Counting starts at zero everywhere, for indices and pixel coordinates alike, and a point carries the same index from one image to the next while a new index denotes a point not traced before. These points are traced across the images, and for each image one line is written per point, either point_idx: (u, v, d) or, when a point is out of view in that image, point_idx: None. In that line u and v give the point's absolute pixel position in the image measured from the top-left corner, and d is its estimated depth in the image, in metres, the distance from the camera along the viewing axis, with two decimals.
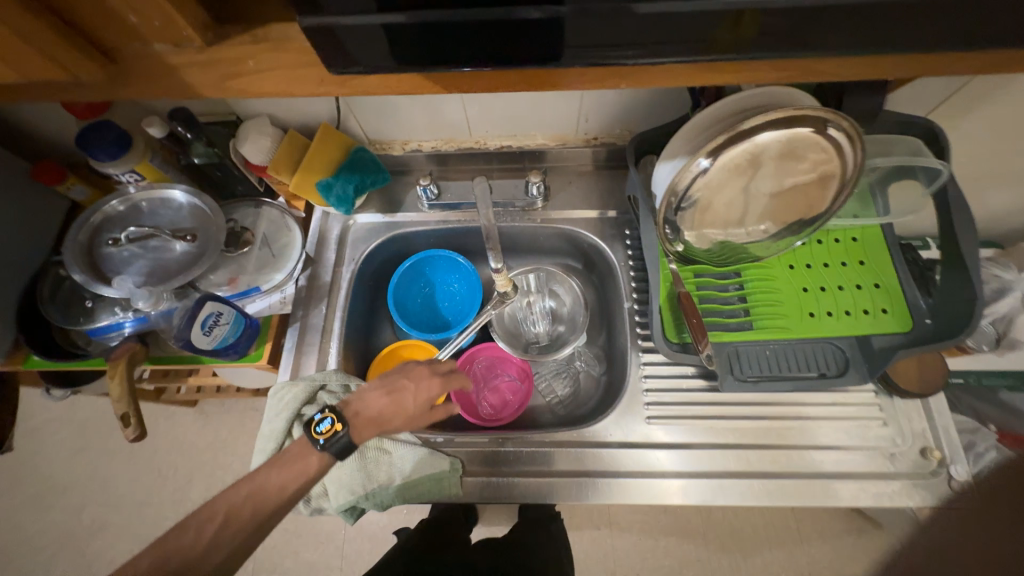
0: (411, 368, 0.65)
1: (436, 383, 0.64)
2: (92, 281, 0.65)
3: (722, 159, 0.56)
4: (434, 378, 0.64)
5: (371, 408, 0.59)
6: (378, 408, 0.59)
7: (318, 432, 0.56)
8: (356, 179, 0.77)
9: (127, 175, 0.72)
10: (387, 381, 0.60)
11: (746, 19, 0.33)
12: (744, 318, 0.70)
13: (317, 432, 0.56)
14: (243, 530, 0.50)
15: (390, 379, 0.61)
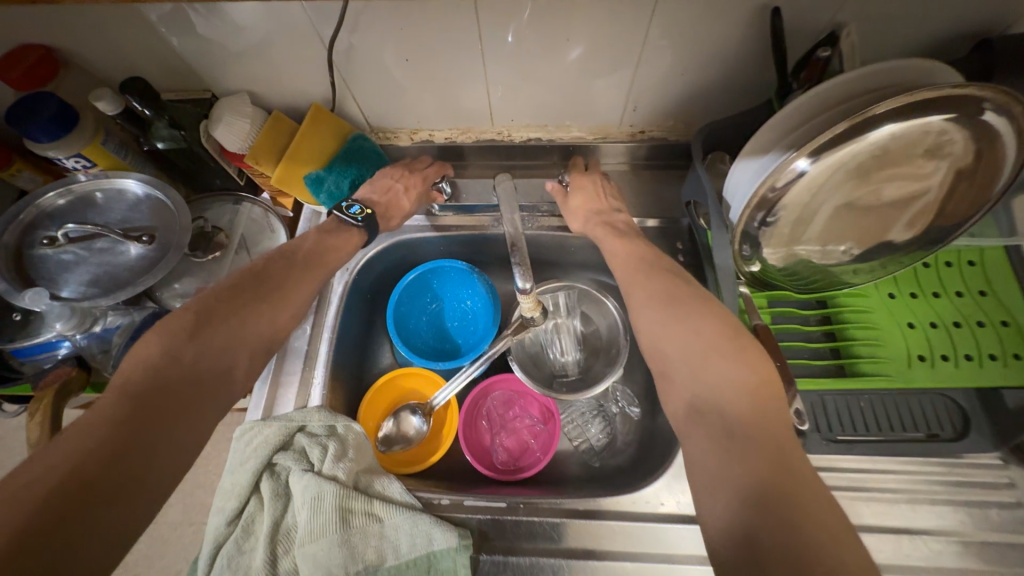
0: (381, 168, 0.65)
1: (412, 178, 0.66)
2: (13, 291, 0.52)
3: (827, 159, 0.42)
4: (411, 175, 0.66)
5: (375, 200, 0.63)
6: (388, 188, 0.64)
7: (352, 212, 0.60)
8: (352, 173, 0.63)
9: (73, 161, 0.59)
10: (376, 183, 0.63)
11: None
12: (831, 360, 0.56)
13: (351, 213, 0.60)
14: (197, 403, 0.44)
15: (376, 180, 0.63)
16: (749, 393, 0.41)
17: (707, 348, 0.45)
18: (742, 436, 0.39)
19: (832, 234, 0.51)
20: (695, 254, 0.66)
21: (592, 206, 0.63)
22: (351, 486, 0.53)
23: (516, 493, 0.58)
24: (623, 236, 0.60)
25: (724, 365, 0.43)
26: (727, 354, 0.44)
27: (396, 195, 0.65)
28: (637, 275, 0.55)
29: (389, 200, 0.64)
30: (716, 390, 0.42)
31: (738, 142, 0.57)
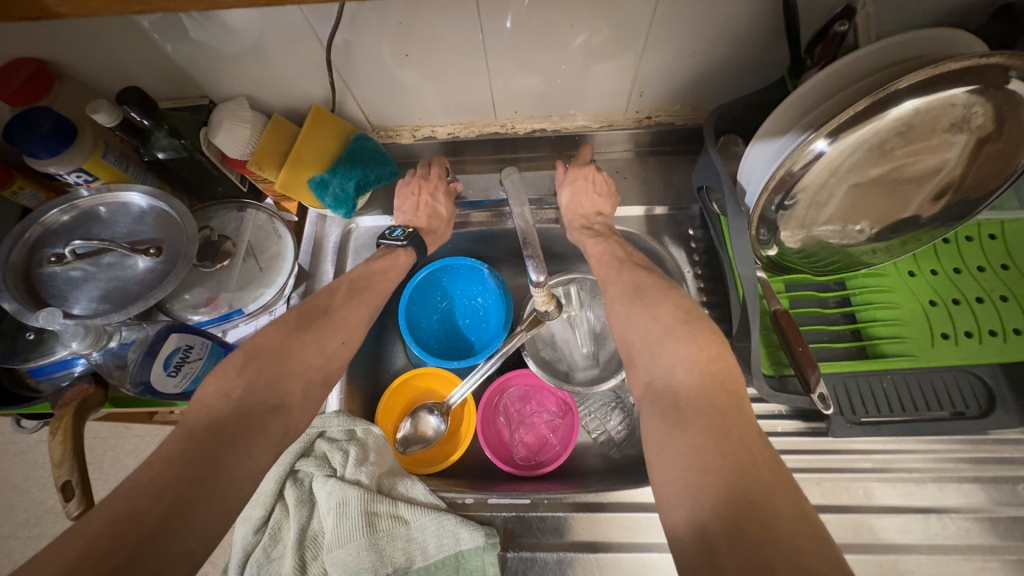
0: (402, 185, 0.66)
1: (427, 184, 0.65)
2: (25, 311, 0.52)
3: (848, 138, 0.41)
4: (423, 181, 0.65)
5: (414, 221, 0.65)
6: (424, 205, 0.65)
7: (396, 235, 0.62)
8: (357, 174, 0.62)
9: (74, 176, 0.59)
10: (407, 207, 0.65)
11: None
12: (852, 342, 0.56)
13: (395, 236, 0.62)
14: (215, 419, 0.43)
15: (404, 206, 0.64)
16: (699, 368, 0.41)
17: (665, 332, 0.46)
18: (691, 410, 0.39)
19: (852, 214, 0.50)
20: (708, 241, 0.65)
21: (576, 205, 0.63)
22: (374, 489, 0.54)
23: (536, 489, 0.58)
24: (597, 238, 0.60)
25: (677, 348, 0.44)
26: (679, 334, 0.45)
27: (431, 209, 0.65)
28: (608, 270, 0.56)
29: (428, 218, 0.65)
30: (670, 374, 0.43)
31: (751, 123, 0.56)
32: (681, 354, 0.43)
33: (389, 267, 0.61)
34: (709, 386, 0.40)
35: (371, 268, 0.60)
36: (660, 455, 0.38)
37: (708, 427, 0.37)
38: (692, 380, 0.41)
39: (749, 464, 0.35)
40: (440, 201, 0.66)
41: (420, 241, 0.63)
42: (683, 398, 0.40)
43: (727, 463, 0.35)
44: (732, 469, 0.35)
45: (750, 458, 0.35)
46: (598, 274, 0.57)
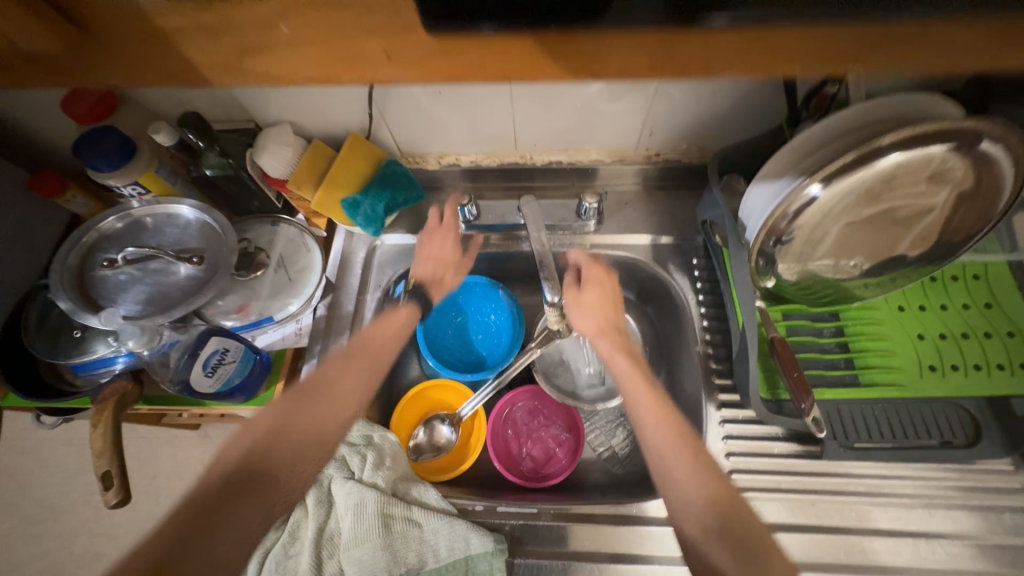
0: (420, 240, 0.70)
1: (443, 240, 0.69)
2: (78, 310, 0.56)
3: (839, 184, 0.45)
4: (439, 237, 0.69)
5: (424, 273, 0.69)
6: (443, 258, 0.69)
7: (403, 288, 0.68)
8: (387, 197, 0.67)
9: (130, 189, 0.64)
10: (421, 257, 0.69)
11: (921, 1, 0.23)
12: (846, 371, 0.59)
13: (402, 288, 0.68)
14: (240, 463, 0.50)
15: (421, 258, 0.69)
16: (702, 455, 0.53)
17: (667, 421, 0.56)
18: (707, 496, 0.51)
19: (845, 251, 0.54)
20: (710, 269, 0.69)
21: (600, 319, 0.64)
22: (389, 493, 0.56)
23: (543, 499, 0.61)
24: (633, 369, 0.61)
25: (653, 418, 0.56)
26: (652, 405, 0.57)
27: (439, 260, 0.69)
28: (656, 420, 0.56)
29: (435, 268, 0.69)
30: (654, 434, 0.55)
31: (752, 164, 0.61)
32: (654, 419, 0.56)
33: (396, 319, 0.66)
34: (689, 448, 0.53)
35: (379, 325, 0.64)
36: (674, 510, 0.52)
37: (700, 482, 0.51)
38: (673, 443, 0.54)
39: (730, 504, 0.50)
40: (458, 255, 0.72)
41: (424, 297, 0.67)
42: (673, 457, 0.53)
43: (717, 507, 0.50)
44: (720, 512, 0.49)
45: (744, 537, 0.48)
46: (648, 421, 0.56)
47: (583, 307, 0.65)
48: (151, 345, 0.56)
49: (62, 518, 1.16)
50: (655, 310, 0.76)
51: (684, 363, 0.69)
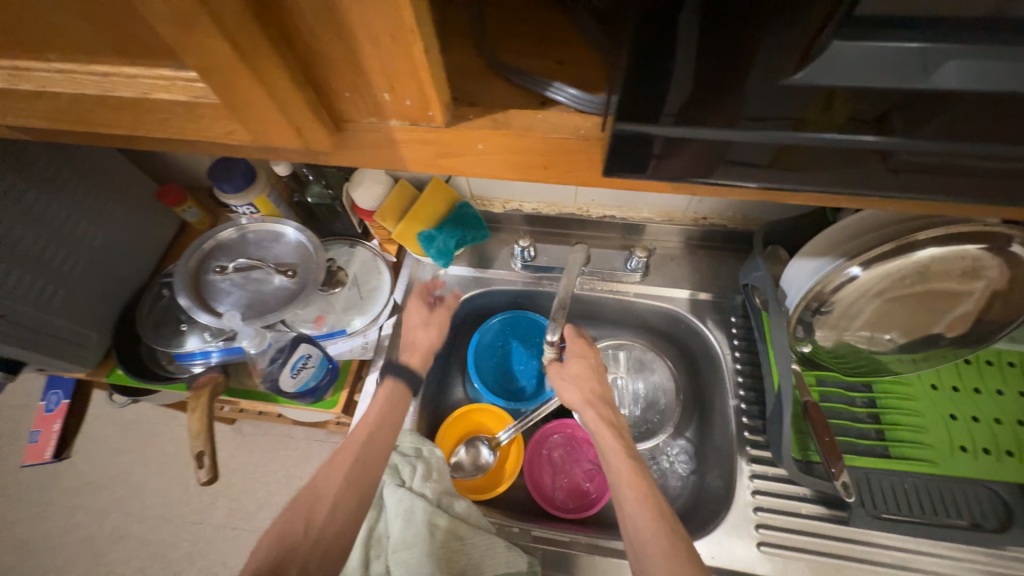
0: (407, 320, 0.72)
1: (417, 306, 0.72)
2: (194, 307, 0.65)
3: (878, 269, 0.51)
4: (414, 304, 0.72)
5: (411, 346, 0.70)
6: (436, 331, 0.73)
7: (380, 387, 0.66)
8: (458, 235, 0.76)
9: (244, 208, 0.75)
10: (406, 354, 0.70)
11: (971, 159, 0.27)
12: (876, 442, 0.61)
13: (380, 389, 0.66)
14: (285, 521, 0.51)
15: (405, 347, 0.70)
16: (650, 498, 0.53)
17: (617, 468, 0.57)
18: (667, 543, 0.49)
19: (883, 328, 0.58)
20: (748, 329, 0.73)
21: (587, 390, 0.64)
22: (436, 505, 0.61)
23: (573, 529, 0.65)
24: (608, 430, 0.60)
25: (628, 484, 0.55)
26: (630, 474, 0.56)
27: (425, 348, 0.70)
28: (624, 472, 0.56)
29: (422, 358, 0.69)
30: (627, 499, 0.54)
31: (794, 239, 0.66)
32: (630, 488, 0.54)
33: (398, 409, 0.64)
34: (660, 520, 0.51)
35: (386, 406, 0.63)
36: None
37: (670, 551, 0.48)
38: (647, 514, 0.52)
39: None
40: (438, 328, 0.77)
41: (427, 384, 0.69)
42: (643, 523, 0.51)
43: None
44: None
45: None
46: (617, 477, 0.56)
47: (568, 378, 0.66)
48: (261, 345, 0.64)
49: (101, 493, 1.24)
50: (689, 360, 0.81)
51: (716, 416, 0.73)
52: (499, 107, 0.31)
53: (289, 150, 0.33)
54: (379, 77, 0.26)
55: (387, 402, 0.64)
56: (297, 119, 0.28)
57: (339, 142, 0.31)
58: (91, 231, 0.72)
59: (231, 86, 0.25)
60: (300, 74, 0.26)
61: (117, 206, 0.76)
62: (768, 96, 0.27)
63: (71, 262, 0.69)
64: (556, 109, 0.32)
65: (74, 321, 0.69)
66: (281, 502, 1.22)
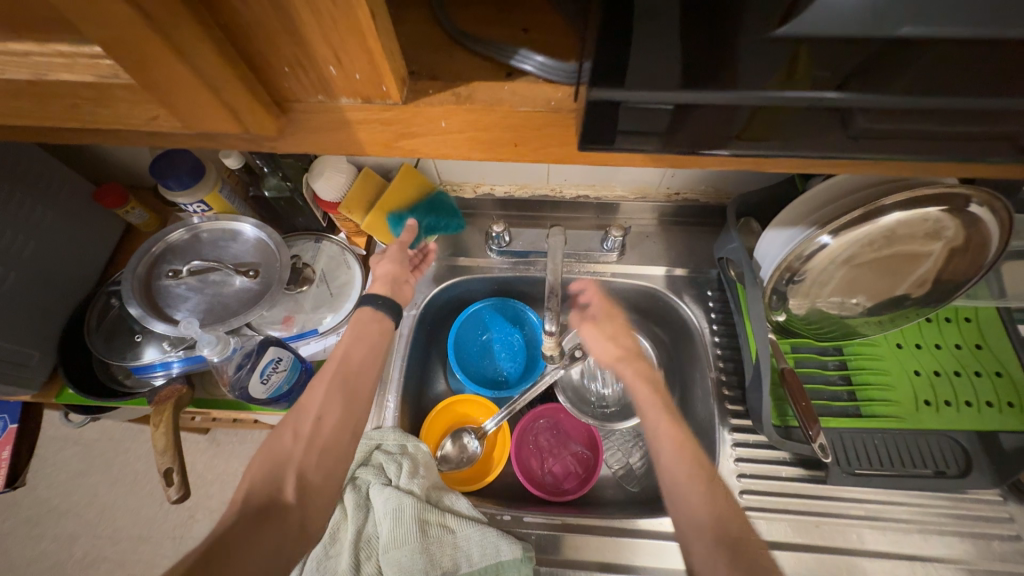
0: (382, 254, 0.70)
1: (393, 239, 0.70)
2: (147, 317, 0.61)
3: (847, 236, 0.52)
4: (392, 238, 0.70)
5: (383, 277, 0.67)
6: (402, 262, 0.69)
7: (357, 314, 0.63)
8: (431, 219, 0.73)
9: (194, 206, 0.69)
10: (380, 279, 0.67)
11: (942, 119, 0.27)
12: (849, 403, 0.64)
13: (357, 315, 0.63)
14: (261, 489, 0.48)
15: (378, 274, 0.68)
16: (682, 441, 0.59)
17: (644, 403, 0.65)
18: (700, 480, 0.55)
19: (852, 293, 0.59)
20: (724, 302, 0.75)
21: (608, 344, 0.71)
22: (424, 500, 0.60)
23: (564, 511, 0.65)
24: (630, 368, 0.69)
25: (670, 443, 0.59)
26: (671, 434, 0.60)
27: (398, 280, 0.68)
28: (645, 399, 0.65)
29: (392, 287, 0.67)
30: (668, 456, 0.58)
31: (766, 210, 0.66)
32: (668, 430, 0.60)
33: (375, 327, 0.62)
34: (697, 476, 0.56)
35: (359, 324, 0.61)
36: (676, 513, 0.54)
37: (701, 505, 0.53)
38: (684, 459, 0.57)
39: (735, 527, 0.51)
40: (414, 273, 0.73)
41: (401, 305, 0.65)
42: (681, 476, 0.56)
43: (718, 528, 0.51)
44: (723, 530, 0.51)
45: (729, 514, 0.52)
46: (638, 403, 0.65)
47: (594, 337, 0.72)
48: (224, 353, 0.60)
49: (66, 518, 1.17)
50: (669, 336, 0.81)
51: (697, 389, 0.74)
52: (461, 79, 0.29)
53: (228, 138, 0.30)
54: (324, 49, 0.24)
55: (358, 319, 0.62)
56: (232, 99, 0.25)
57: (283, 127, 0.29)
58: (20, 240, 0.65)
59: (149, 60, 0.22)
60: (228, 48, 0.24)
61: (48, 211, 0.69)
62: (753, 54, 0.26)
63: (1, 275, 0.63)
64: (523, 83, 0.29)
65: (11, 339, 0.63)
66: None
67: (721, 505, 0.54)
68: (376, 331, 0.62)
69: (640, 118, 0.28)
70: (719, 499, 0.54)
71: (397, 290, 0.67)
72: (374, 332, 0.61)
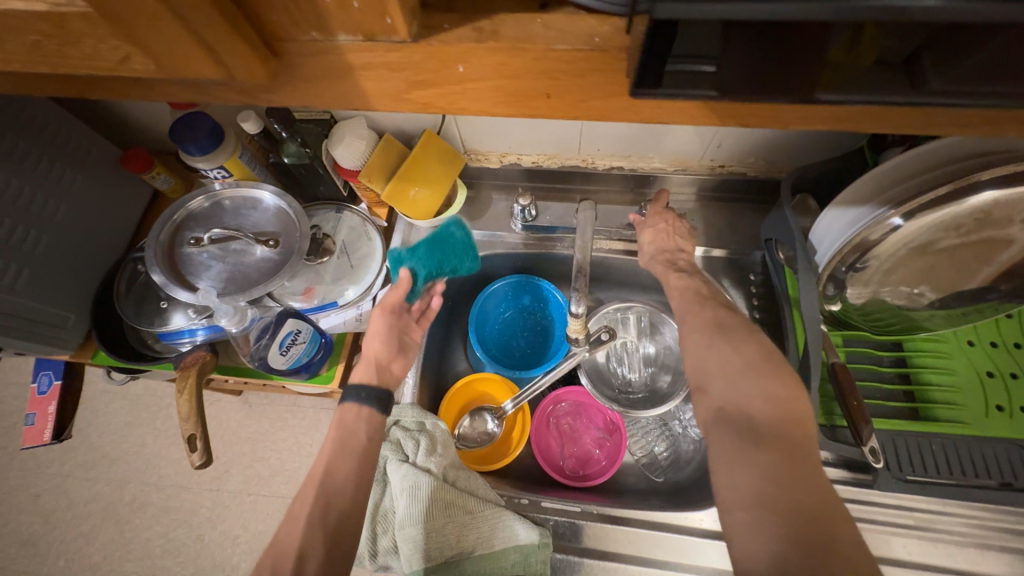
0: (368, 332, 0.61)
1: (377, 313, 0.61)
2: (170, 284, 0.60)
3: (926, 218, 0.45)
4: (377, 311, 0.62)
5: (368, 358, 0.59)
6: (389, 339, 0.61)
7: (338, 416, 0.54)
8: (433, 265, 0.63)
9: (214, 172, 0.68)
10: (362, 365, 0.58)
11: None
12: (905, 404, 0.58)
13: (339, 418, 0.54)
14: None
15: (362, 361, 0.59)
16: (742, 374, 0.45)
17: (694, 334, 0.52)
18: (766, 431, 0.41)
19: (924, 282, 0.52)
20: (768, 288, 0.69)
21: (659, 244, 0.65)
22: (441, 480, 0.59)
23: (583, 498, 0.63)
24: (681, 275, 0.60)
25: (762, 405, 0.43)
26: (767, 397, 0.43)
27: (383, 363, 0.59)
28: (690, 305, 0.55)
29: (375, 371, 0.58)
30: (756, 420, 0.42)
31: (828, 186, 0.59)
32: (718, 364, 0.47)
33: (360, 429, 0.53)
34: (784, 450, 0.40)
35: (342, 428, 0.53)
36: (723, 475, 0.41)
37: (782, 486, 0.38)
38: (740, 395, 0.44)
39: (826, 524, 0.36)
40: (413, 332, 0.65)
41: (387, 399, 0.56)
42: (762, 446, 0.40)
43: (797, 516, 0.36)
44: (803, 519, 0.36)
45: (792, 471, 0.39)
46: (678, 307, 0.57)
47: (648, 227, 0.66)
48: (241, 323, 0.61)
49: (115, 466, 1.26)
50: None
51: None
52: (483, 16, 0.26)
53: (226, 88, 0.28)
54: None
55: (339, 420, 0.54)
56: (219, 32, 0.23)
57: (275, 73, 0.27)
58: (52, 203, 0.66)
59: None
60: None
61: (77, 175, 0.69)
62: None
63: (34, 238, 0.64)
64: (558, 17, 0.26)
65: (46, 301, 0.65)
66: (294, 469, 1.23)
67: (818, 493, 0.38)
68: (362, 434, 0.53)
69: (685, 69, 0.26)
70: (779, 451, 0.40)
71: (382, 375, 0.59)
72: (360, 435, 0.53)
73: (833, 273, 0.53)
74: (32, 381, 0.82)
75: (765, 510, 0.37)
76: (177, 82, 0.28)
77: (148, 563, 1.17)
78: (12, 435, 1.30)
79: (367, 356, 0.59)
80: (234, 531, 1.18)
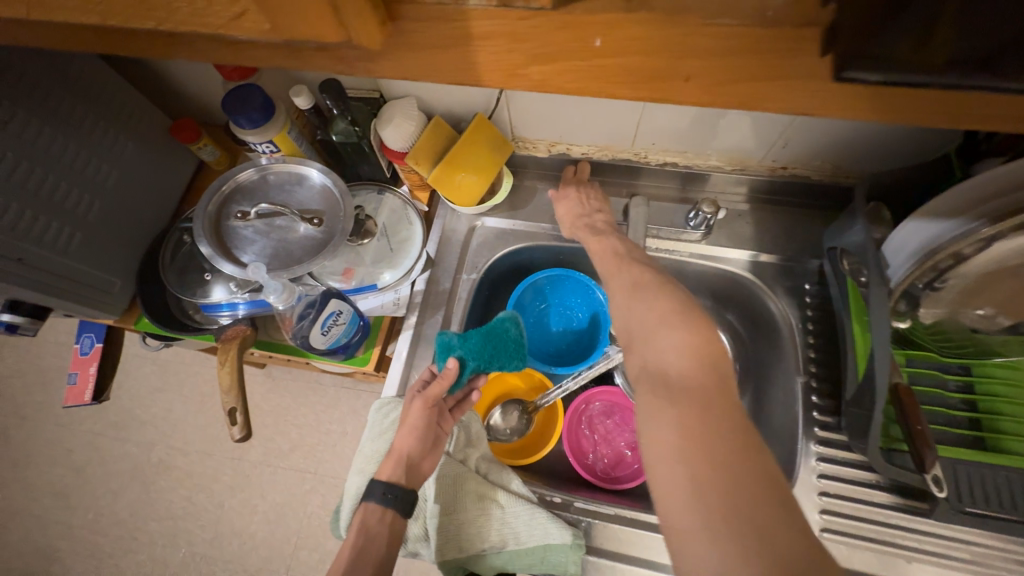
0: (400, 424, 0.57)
1: (414, 408, 0.56)
2: (216, 256, 0.60)
3: (1019, 239, 0.43)
4: (413, 404, 0.57)
5: (400, 449, 0.55)
6: (425, 435, 0.56)
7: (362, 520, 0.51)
8: (479, 360, 0.58)
9: (263, 146, 0.67)
10: (391, 458, 0.54)
11: None
12: (968, 432, 0.55)
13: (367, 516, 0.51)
14: None
15: (391, 453, 0.55)
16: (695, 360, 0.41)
17: (650, 320, 0.45)
18: (726, 439, 0.36)
19: (1012, 307, 0.49)
20: (823, 299, 0.66)
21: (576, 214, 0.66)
22: (474, 472, 0.60)
23: (615, 500, 0.62)
24: (601, 236, 0.61)
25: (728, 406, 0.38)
26: (676, 380, 0.40)
27: (413, 463, 0.55)
28: (613, 269, 0.55)
29: (404, 471, 0.54)
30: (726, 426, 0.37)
31: (908, 196, 0.55)
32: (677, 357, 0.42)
33: (381, 534, 0.51)
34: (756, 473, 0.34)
35: (364, 533, 0.50)
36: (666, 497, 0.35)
37: (730, 473, 0.34)
38: (695, 397, 0.39)
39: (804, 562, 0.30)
40: (448, 427, 0.59)
41: (411, 501, 0.53)
42: (741, 464, 0.35)
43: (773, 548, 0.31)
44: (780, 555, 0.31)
45: (770, 496, 0.33)
46: (604, 271, 0.56)
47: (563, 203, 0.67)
48: (288, 301, 0.59)
49: (142, 428, 1.29)
50: (750, 326, 0.73)
51: (777, 392, 0.66)
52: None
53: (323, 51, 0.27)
54: None
55: (363, 525, 0.51)
56: None
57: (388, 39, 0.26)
58: (105, 169, 0.66)
59: None
60: None
61: (129, 142, 0.70)
62: None
63: (86, 203, 0.64)
64: None
65: (93, 265, 0.66)
66: (312, 445, 1.25)
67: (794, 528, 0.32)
68: (382, 540, 0.50)
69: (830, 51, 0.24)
70: (749, 467, 0.34)
71: (412, 474, 0.54)
72: (379, 543, 0.50)
73: (910, 289, 0.51)
74: (76, 343, 0.85)
75: (738, 540, 0.31)
76: (276, 44, 0.27)
77: (171, 523, 1.21)
78: (49, 391, 1.35)
79: (395, 453, 0.55)
80: (253, 500, 1.21)
